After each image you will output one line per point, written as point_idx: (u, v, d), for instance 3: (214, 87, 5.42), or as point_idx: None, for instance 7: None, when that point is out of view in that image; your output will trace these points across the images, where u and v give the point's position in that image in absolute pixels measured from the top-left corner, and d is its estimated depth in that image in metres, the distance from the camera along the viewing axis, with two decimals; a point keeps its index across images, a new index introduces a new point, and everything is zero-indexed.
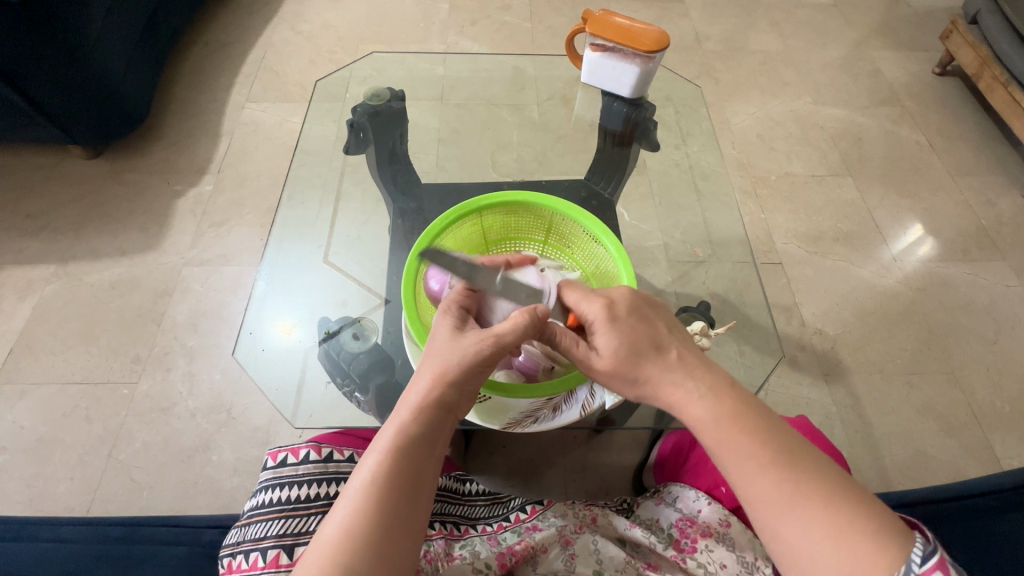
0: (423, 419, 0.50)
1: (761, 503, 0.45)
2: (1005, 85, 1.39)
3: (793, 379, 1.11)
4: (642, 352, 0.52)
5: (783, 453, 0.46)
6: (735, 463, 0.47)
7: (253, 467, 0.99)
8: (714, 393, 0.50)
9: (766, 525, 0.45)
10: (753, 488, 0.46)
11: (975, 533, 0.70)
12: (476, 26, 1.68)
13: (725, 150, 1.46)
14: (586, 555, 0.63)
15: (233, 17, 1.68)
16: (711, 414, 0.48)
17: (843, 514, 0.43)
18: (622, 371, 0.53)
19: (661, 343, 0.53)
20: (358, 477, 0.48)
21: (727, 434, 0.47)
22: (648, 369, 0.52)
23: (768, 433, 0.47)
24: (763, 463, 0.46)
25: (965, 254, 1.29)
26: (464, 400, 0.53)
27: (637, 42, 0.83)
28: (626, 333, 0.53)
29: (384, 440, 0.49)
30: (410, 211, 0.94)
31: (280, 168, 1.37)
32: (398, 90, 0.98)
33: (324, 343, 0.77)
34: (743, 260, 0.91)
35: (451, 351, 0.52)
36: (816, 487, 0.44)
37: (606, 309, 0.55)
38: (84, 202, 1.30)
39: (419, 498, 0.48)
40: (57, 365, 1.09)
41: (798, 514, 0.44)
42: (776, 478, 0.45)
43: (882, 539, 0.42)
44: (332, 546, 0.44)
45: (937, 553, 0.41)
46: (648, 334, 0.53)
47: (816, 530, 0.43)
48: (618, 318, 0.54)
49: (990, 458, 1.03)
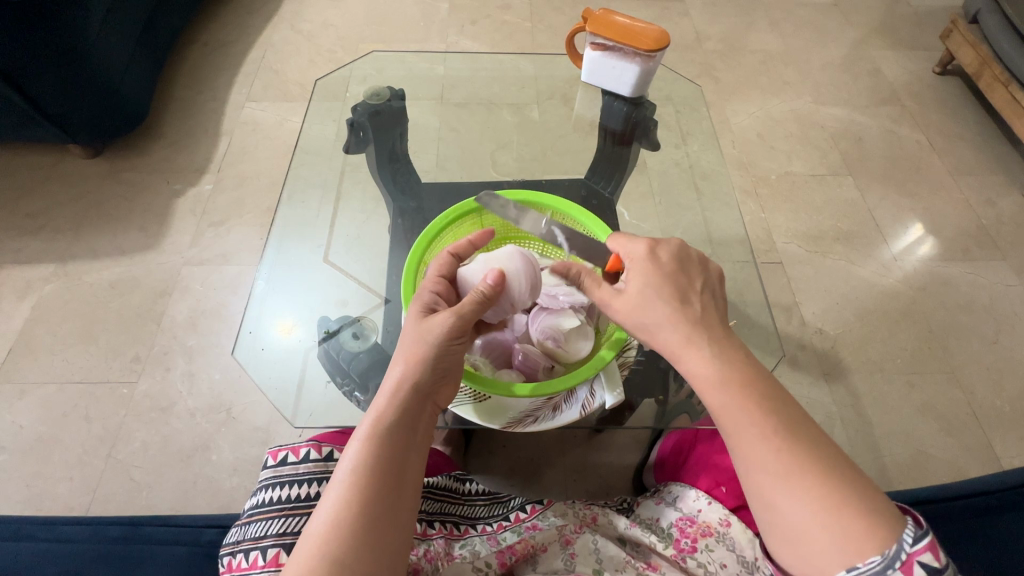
0: (400, 406, 0.51)
1: (757, 470, 0.46)
2: (1006, 85, 1.39)
3: (793, 379, 1.11)
4: (663, 297, 0.54)
5: (785, 427, 0.46)
6: (735, 428, 0.48)
7: (253, 466, 0.99)
8: (724, 357, 0.51)
9: (760, 493, 0.46)
10: (751, 455, 0.46)
11: (973, 533, 0.70)
12: (475, 26, 1.67)
13: (726, 149, 1.45)
14: (586, 554, 0.62)
15: (232, 17, 1.67)
16: (717, 375, 0.50)
17: (838, 489, 0.43)
18: (636, 309, 0.55)
19: (689, 294, 0.55)
20: (342, 467, 0.48)
21: (729, 397, 0.48)
22: (660, 309, 0.54)
23: (773, 405, 0.48)
24: (764, 432, 0.46)
25: (966, 253, 1.29)
26: (441, 386, 0.55)
27: (637, 42, 0.83)
28: (658, 274, 0.56)
29: (365, 429, 0.50)
30: (410, 211, 0.96)
31: (279, 168, 1.36)
32: (399, 90, 0.99)
33: (324, 342, 0.78)
34: (743, 260, 0.91)
35: (417, 337, 0.54)
36: (814, 461, 0.44)
37: (649, 248, 0.58)
38: (83, 202, 1.30)
39: (401, 484, 0.48)
40: (56, 365, 1.08)
41: (794, 485, 0.44)
42: (775, 447, 0.45)
43: (874, 516, 0.41)
44: (317, 535, 0.45)
45: (928, 537, 0.41)
46: (682, 284, 0.56)
47: (810, 501, 0.43)
48: (658, 260, 0.57)
49: (990, 457, 1.03)
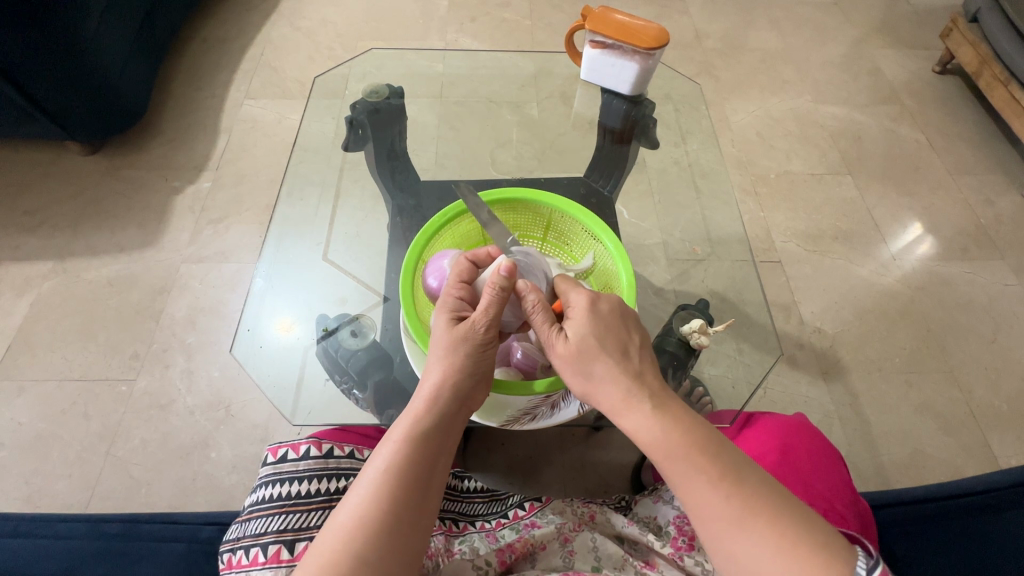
0: (434, 412, 0.51)
1: (710, 520, 0.44)
2: (1005, 84, 1.39)
3: (792, 378, 1.11)
4: (605, 349, 0.52)
5: (731, 472, 0.45)
6: (683, 478, 0.46)
7: (252, 464, 0.99)
8: (664, 411, 0.49)
9: (718, 545, 0.44)
10: (701, 505, 0.45)
11: (970, 531, 0.70)
12: (475, 22, 1.67)
13: (725, 148, 1.45)
14: (585, 552, 0.62)
15: (231, 13, 1.67)
16: (659, 429, 0.48)
17: (790, 532, 0.42)
18: (579, 361, 0.52)
19: (627, 347, 0.53)
20: (372, 466, 0.48)
21: (673, 447, 0.47)
22: (601, 363, 0.51)
23: (715, 450, 0.47)
24: (710, 480, 0.45)
25: (964, 253, 1.29)
26: (477, 394, 0.55)
27: (637, 39, 0.82)
28: (598, 324, 0.53)
29: (398, 431, 0.50)
30: (409, 208, 0.95)
31: (279, 164, 1.36)
32: (398, 87, 0.98)
33: (324, 340, 0.76)
34: (742, 259, 0.91)
35: (456, 341, 0.54)
36: (766, 507, 0.43)
37: (590, 299, 0.55)
38: (82, 198, 1.29)
39: (428, 491, 0.48)
40: (55, 362, 1.08)
41: (747, 533, 0.43)
42: (724, 493, 0.44)
43: (829, 560, 0.41)
44: (341, 531, 0.45)
45: (879, 566, 0.41)
46: (623, 335, 0.53)
47: (766, 550, 0.42)
48: (598, 312, 0.54)
49: (987, 457, 1.04)
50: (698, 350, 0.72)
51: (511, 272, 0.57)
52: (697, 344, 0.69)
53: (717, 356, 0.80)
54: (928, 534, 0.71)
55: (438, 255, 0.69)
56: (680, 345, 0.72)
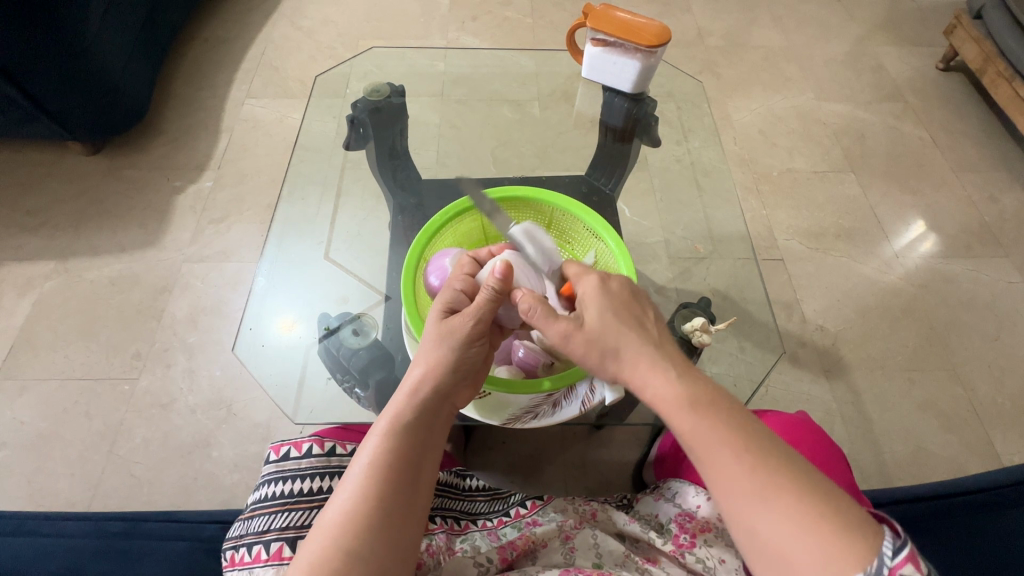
0: (420, 406, 0.51)
1: (733, 492, 0.44)
2: (1010, 80, 1.38)
3: (793, 376, 1.11)
4: (624, 323, 0.52)
5: (757, 443, 0.45)
6: (708, 448, 0.45)
7: (253, 463, 0.99)
8: (688, 379, 0.49)
9: (742, 517, 0.43)
10: (726, 477, 0.44)
11: (974, 531, 0.70)
12: (476, 21, 1.67)
13: (726, 146, 1.45)
14: (586, 549, 0.62)
15: (232, 13, 1.67)
16: (682, 398, 0.47)
17: (817, 504, 0.42)
18: (599, 337, 0.52)
19: (644, 321, 0.53)
20: (358, 462, 0.48)
21: (698, 418, 0.46)
22: (622, 338, 0.51)
23: (739, 421, 0.46)
24: (736, 451, 0.44)
25: (967, 251, 1.29)
26: (463, 389, 0.55)
27: (638, 37, 0.81)
28: (613, 301, 0.53)
29: (384, 425, 0.50)
30: (410, 207, 0.94)
31: (280, 162, 1.37)
32: (399, 86, 0.97)
33: (325, 339, 0.77)
34: (743, 257, 0.90)
35: (440, 338, 0.54)
36: (791, 477, 0.43)
37: (602, 279, 0.55)
38: (84, 198, 1.30)
39: (415, 486, 0.48)
40: (58, 361, 1.09)
41: (773, 502, 0.42)
42: (751, 464, 0.43)
43: (854, 530, 0.40)
44: (327, 527, 0.45)
45: (907, 547, 0.40)
46: (638, 310, 0.54)
47: (792, 519, 0.41)
48: (611, 289, 0.54)
49: (990, 454, 1.03)
50: (699, 348, 0.71)
51: (503, 272, 0.55)
52: (699, 342, 0.68)
53: (719, 354, 0.80)
54: (935, 531, 0.70)
55: (439, 254, 0.69)
56: (681, 342, 0.71)
